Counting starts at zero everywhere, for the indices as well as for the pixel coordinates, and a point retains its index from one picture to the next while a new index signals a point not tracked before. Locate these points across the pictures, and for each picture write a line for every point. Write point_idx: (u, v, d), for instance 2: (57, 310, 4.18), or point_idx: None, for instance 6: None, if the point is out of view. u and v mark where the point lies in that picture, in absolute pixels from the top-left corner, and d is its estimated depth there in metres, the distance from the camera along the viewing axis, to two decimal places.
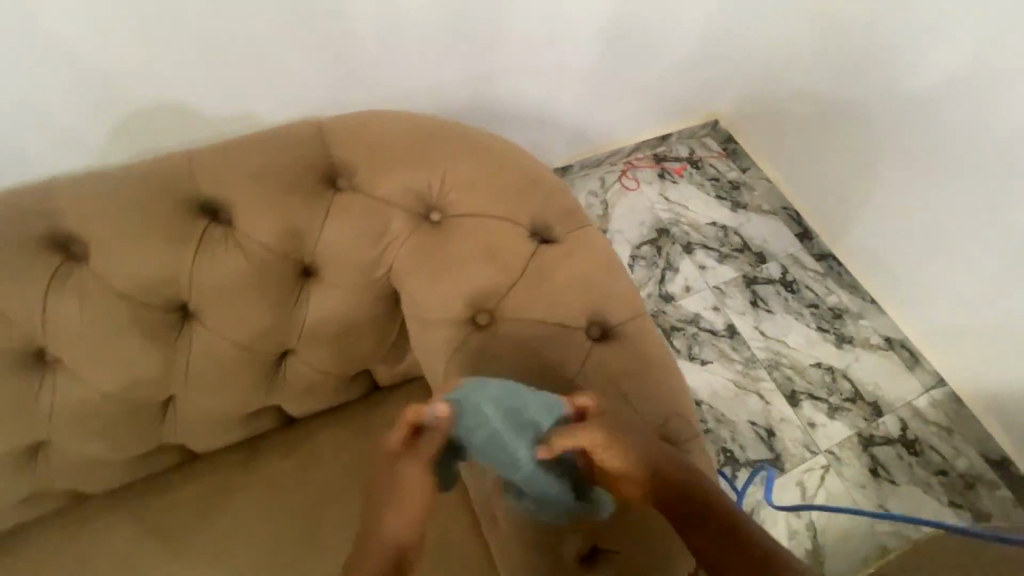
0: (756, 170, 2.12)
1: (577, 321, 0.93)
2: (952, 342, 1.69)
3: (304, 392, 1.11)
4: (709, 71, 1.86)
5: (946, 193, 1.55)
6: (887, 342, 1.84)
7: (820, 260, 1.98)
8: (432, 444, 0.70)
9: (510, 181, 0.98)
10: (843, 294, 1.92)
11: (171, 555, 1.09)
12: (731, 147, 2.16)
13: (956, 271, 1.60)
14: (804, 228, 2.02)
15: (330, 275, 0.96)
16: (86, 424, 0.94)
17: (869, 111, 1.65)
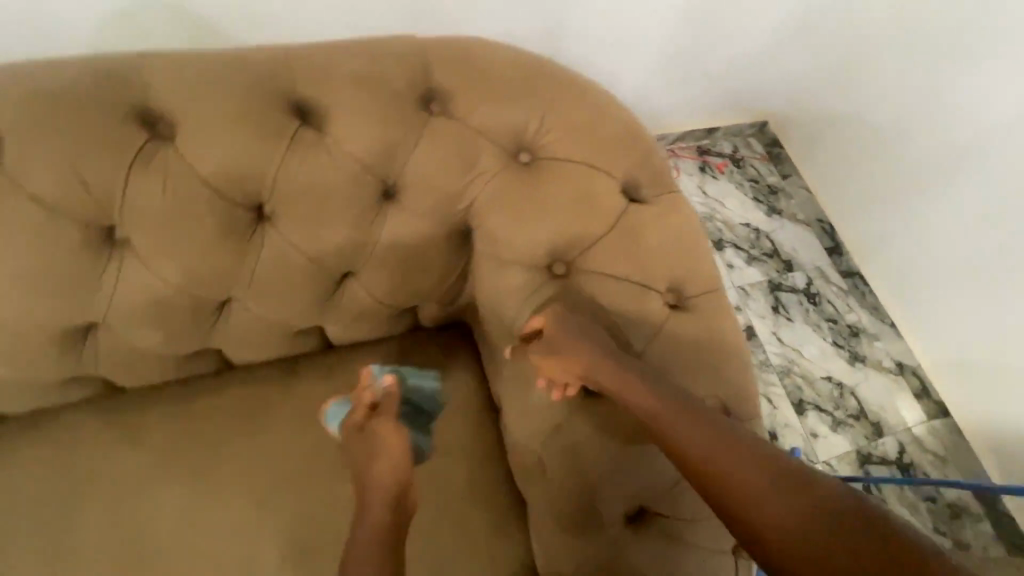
0: (797, 178, 2.01)
1: (657, 284, 0.91)
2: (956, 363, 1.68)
3: (355, 317, 1.09)
4: (778, 69, 1.70)
5: (948, 209, 1.59)
6: (898, 367, 1.81)
7: (846, 277, 1.92)
8: (388, 412, 0.88)
9: (606, 132, 0.95)
10: (863, 314, 1.88)
11: (206, 459, 1.11)
12: (775, 151, 2.03)
13: (953, 297, 1.63)
14: (836, 243, 1.94)
15: (410, 201, 0.94)
16: (144, 314, 0.92)
17: (885, 136, 1.68)
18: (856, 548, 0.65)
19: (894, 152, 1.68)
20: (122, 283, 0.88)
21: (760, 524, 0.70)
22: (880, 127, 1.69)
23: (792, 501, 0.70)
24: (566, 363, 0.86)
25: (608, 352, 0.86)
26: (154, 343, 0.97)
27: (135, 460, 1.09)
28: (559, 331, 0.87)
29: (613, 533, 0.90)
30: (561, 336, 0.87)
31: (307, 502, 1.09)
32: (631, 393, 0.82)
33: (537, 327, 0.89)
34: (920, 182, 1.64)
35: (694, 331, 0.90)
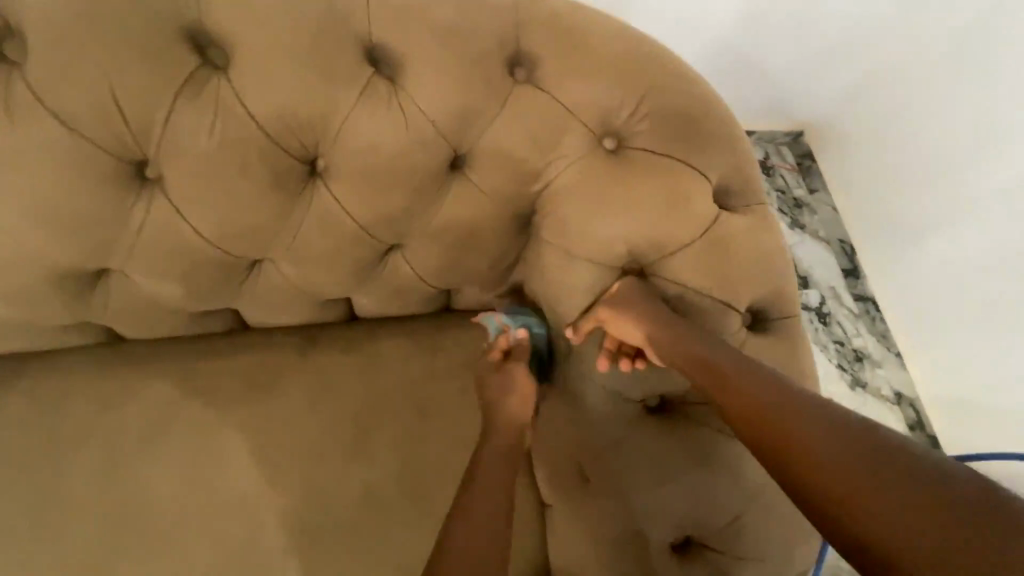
0: (826, 195, 1.66)
1: (738, 303, 0.85)
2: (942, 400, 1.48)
3: (391, 292, 0.99)
4: (836, 80, 1.50)
5: (928, 220, 1.41)
6: (896, 397, 1.53)
7: (857, 301, 1.61)
8: (522, 359, 0.91)
9: (706, 128, 0.85)
10: (869, 339, 1.58)
11: (211, 424, 1.01)
12: (806, 164, 1.68)
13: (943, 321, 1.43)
14: (854, 266, 1.63)
15: (480, 176, 0.85)
16: (168, 264, 0.82)
17: (907, 125, 1.40)
18: (944, 516, 0.58)
19: (870, 165, 1.53)
20: (148, 227, 0.78)
21: (867, 506, 0.61)
22: (857, 137, 1.54)
23: (872, 464, 0.64)
24: (629, 325, 0.83)
25: (672, 317, 0.83)
26: (171, 294, 0.87)
27: (135, 416, 1.01)
28: (627, 294, 0.84)
29: (658, 561, 0.85)
30: (627, 300, 0.84)
31: (316, 483, 0.99)
32: (693, 352, 0.80)
33: (608, 292, 0.86)
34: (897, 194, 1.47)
35: (769, 357, 0.85)
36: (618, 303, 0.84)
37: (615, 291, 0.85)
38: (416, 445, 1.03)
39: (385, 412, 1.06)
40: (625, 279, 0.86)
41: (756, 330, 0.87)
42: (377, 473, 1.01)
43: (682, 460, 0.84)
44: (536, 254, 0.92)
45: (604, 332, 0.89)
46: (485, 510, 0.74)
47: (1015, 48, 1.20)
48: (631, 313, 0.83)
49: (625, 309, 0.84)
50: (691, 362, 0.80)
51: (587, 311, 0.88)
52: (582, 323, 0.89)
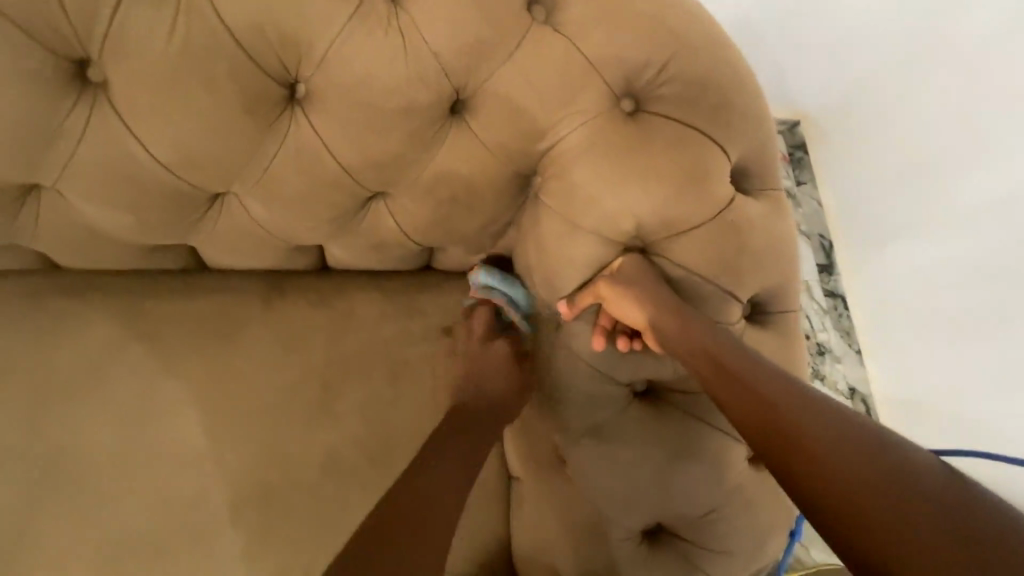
0: (811, 190, 1.49)
1: (742, 294, 0.80)
2: (888, 408, 1.33)
3: (370, 246, 0.89)
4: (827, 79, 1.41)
5: (904, 221, 1.27)
6: (848, 393, 1.36)
7: (826, 295, 1.42)
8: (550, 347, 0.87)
9: (732, 99, 0.78)
10: (832, 334, 1.39)
11: (158, 370, 0.93)
12: (795, 155, 1.51)
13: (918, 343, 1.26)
14: (830, 262, 1.44)
15: (481, 125, 0.76)
16: (114, 187, 0.71)
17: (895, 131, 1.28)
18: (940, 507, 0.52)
19: (853, 165, 1.40)
20: (90, 141, 0.67)
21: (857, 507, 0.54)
22: (844, 136, 1.42)
23: (866, 455, 0.58)
24: (631, 305, 0.77)
25: (675, 301, 0.78)
26: (117, 224, 0.76)
27: (74, 354, 0.92)
28: (632, 272, 0.78)
29: (628, 549, 0.83)
30: (632, 280, 0.78)
31: (272, 442, 0.93)
32: (690, 334, 0.75)
33: (610, 269, 0.80)
34: (877, 193, 1.33)
35: (768, 352, 0.81)
36: (621, 280, 0.78)
37: (619, 268, 0.79)
38: (385, 412, 0.97)
39: (354, 372, 0.98)
40: (629, 256, 0.79)
41: (754, 321, 0.83)
42: (339, 437, 0.95)
43: (665, 451, 0.81)
44: (534, 220, 0.84)
45: (602, 308, 0.83)
46: (437, 494, 0.77)
47: (997, 50, 1.10)
48: (635, 292, 0.77)
49: (627, 287, 0.78)
50: (687, 345, 0.75)
51: (586, 285, 0.82)
52: (580, 298, 0.82)
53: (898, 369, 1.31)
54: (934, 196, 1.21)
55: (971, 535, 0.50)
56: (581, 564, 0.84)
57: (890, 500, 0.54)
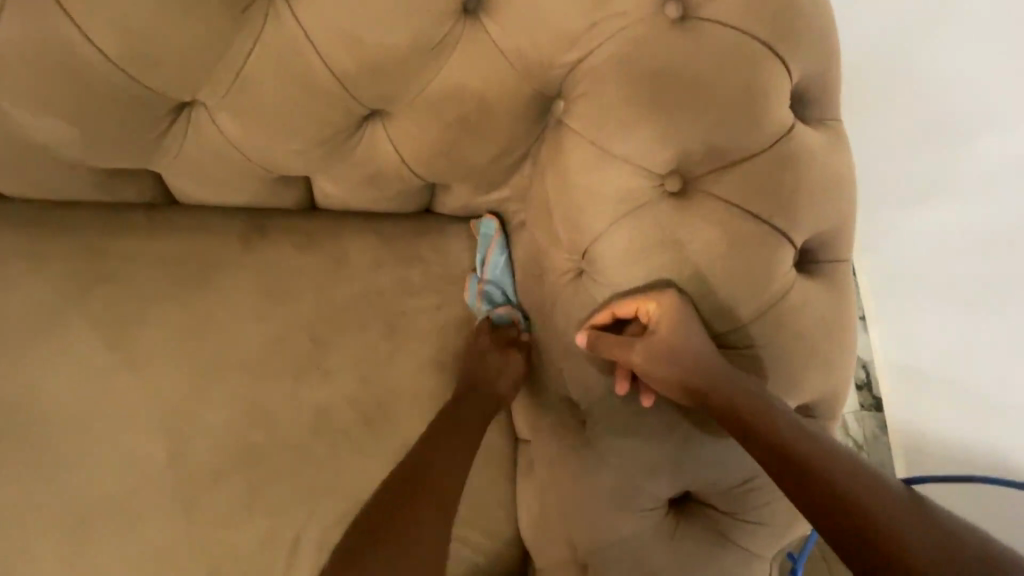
0: None
1: (795, 239, 0.69)
2: (891, 379, 1.12)
3: (364, 179, 0.77)
4: (895, 28, 0.96)
5: (916, 165, 1.02)
6: None
7: None
8: (564, 301, 0.77)
9: (795, 6, 0.66)
10: None
11: (122, 317, 0.82)
12: None
13: (929, 362, 1.06)
14: None
15: (499, 27, 0.64)
16: (54, 89, 0.59)
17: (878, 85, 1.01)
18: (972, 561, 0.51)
19: (868, 88, 1.02)
20: (16, 25, 0.54)
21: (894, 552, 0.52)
22: (870, 56, 1.00)
23: (894, 499, 0.56)
24: (660, 326, 0.69)
25: (698, 328, 0.69)
26: (62, 139, 0.64)
27: (27, 300, 0.81)
28: (664, 313, 0.69)
29: (653, 520, 0.76)
30: (665, 323, 0.69)
31: (255, 400, 0.83)
32: (720, 383, 0.67)
33: (644, 308, 0.70)
34: (890, 131, 1.03)
35: (822, 307, 0.71)
36: (655, 322, 0.69)
37: (653, 305, 0.69)
38: (382, 367, 0.88)
39: (346, 324, 0.88)
40: (666, 294, 0.69)
41: (804, 272, 0.73)
42: (332, 394, 0.85)
43: (691, 422, 0.73)
44: (556, 149, 0.72)
45: (618, 309, 0.72)
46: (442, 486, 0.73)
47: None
48: (666, 337, 0.68)
49: (657, 328, 0.69)
50: (710, 396, 0.67)
51: (609, 309, 0.73)
52: (598, 314, 0.74)
53: (902, 336, 1.10)
54: (959, 136, 0.96)
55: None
56: (602, 535, 0.76)
57: (892, 519, 0.55)
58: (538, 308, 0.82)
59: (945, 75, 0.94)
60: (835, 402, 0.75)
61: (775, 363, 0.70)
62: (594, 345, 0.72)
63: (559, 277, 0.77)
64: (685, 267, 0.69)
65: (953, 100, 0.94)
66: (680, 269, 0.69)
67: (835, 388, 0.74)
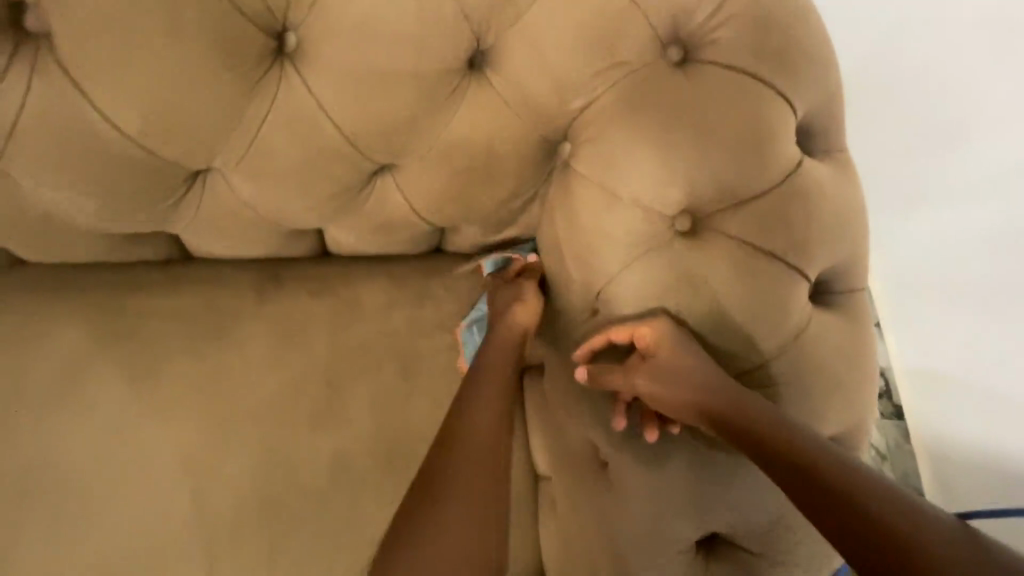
0: None
1: (809, 273, 0.69)
2: (908, 381, 1.11)
3: (377, 228, 0.78)
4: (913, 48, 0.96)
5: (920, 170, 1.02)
6: None
7: None
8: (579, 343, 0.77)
9: (797, 45, 0.67)
10: None
11: (143, 373, 0.83)
12: None
13: (961, 389, 1.01)
14: None
15: (505, 81, 0.65)
16: (71, 165, 0.58)
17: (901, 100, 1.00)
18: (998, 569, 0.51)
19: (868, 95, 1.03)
20: (35, 108, 0.54)
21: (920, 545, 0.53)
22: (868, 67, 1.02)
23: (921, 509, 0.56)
24: (661, 354, 0.69)
25: (696, 352, 0.69)
26: (78, 211, 0.64)
27: (45, 362, 0.81)
28: (656, 341, 0.69)
29: (683, 563, 0.75)
30: (660, 351, 0.69)
31: (274, 449, 0.84)
32: (719, 404, 0.67)
33: (638, 335, 0.70)
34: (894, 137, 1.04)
35: (840, 339, 0.70)
36: (651, 348, 0.70)
37: (648, 331, 0.70)
38: (400, 409, 0.88)
39: (363, 368, 0.89)
40: (658, 321, 0.70)
41: (819, 303, 0.72)
42: (350, 440, 0.85)
43: (710, 469, 0.72)
44: (565, 192, 0.73)
45: (609, 334, 0.73)
46: (467, 493, 0.64)
47: None
48: (664, 364, 0.69)
49: (655, 355, 0.69)
50: (713, 416, 0.67)
51: (606, 335, 0.73)
52: (596, 340, 0.74)
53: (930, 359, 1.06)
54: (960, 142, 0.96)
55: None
56: None
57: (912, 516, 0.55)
58: (553, 349, 0.82)
59: (946, 78, 0.94)
60: (860, 432, 0.74)
61: (796, 402, 0.70)
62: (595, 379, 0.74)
63: (574, 320, 0.77)
64: (700, 306, 0.69)
65: (951, 108, 0.95)
66: (694, 307, 0.69)
67: (858, 419, 0.73)
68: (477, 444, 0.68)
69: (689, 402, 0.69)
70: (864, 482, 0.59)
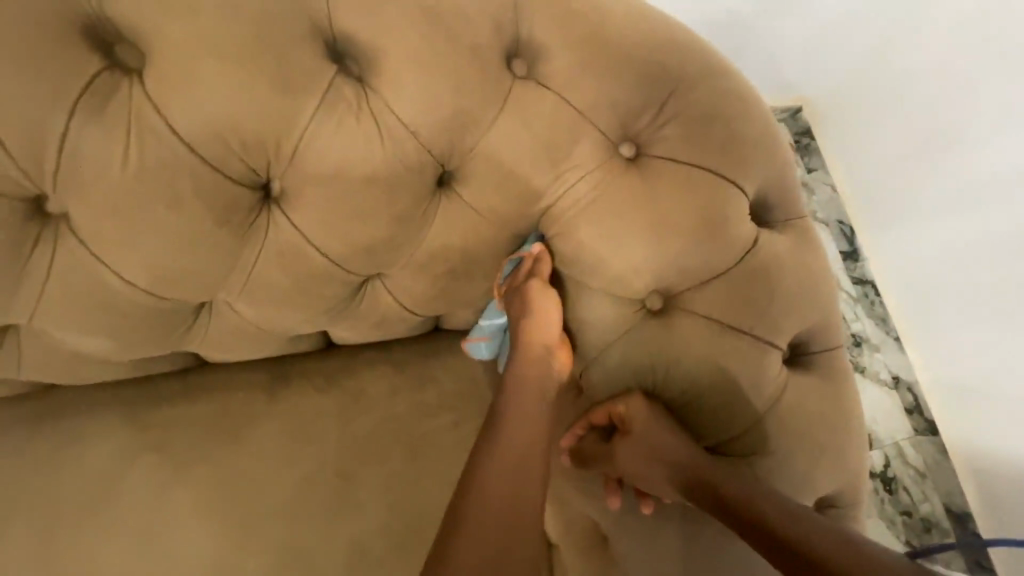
0: (823, 175, 1.49)
1: (780, 340, 0.72)
2: (938, 385, 1.32)
3: (373, 328, 0.84)
4: (909, 81, 1.25)
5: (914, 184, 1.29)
6: (893, 381, 1.36)
7: (856, 284, 1.44)
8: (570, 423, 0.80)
9: (742, 133, 0.72)
10: (867, 322, 1.41)
11: (168, 483, 0.88)
12: (801, 143, 1.50)
13: (965, 382, 1.25)
14: (854, 249, 1.45)
15: (474, 195, 0.71)
16: (95, 316, 0.65)
17: (876, 126, 1.35)
18: None
19: (830, 116, 1.45)
20: (61, 276, 0.61)
21: None
22: (822, 107, 1.46)
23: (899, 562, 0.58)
24: (639, 430, 0.71)
25: (676, 425, 0.72)
26: (103, 350, 0.70)
27: (79, 480, 0.86)
28: (633, 417, 0.72)
29: None
30: (636, 426, 0.72)
31: (295, 546, 0.87)
32: (704, 475, 0.69)
33: (615, 412, 0.74)
34: (876, 149, 1.37)
35: (821, 399, 0.73)
36: (626, 424, 0.73)
37: (621, 410, 0.73)
38: (409, 492, 0.92)
39: (371, 454, 0.93)
40: (633, 397, 0.73)
41: (797, 365, 0.75)
42: (365, 529, 0.89)
43: (701, 542, 0.73)
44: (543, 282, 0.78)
45: (590, 415, 0.77)
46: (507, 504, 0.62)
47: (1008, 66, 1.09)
48: (641, 438, 0.71)
49: (632, 431, 0.72)
50: (694, 489, 0.69)
51: (587, 418, 0.77)
52: (578, 424, 0.77)
53: (941, 357, 1.30)
54: (951, 149, 1.21)
55: None
56: None
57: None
58: None
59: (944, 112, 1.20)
60: (854, 491, 0.75)
61: (779, 465, 0.72)
62: (581, 459, 0.78)
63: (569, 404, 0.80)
64: (678, 382, 0.72)
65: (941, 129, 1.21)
66: (672, 383, 0.72)
67: (850, 478, 0.74)
68: (513, 453, 0.66)
69: (670, 476, 0.71)
70: (844, 550, 0.59)
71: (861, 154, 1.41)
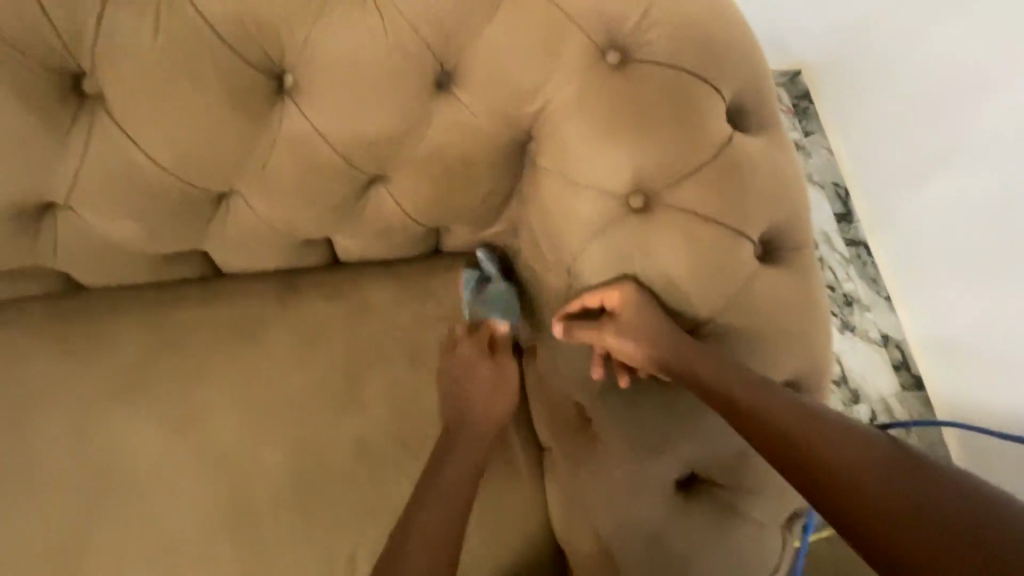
0: (821, 139, 1.55)
1: (751, 233, 0.78)
2: (921, 347, 1.42)
3: (376, 233, 0.90)
4: (903, 61, 1.30)
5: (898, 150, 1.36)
6: (883, 340, 1.46)
7: (849, 246, 1.51)
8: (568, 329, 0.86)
9: (720, 40, 0.77)
10: (860, 284, 1.49)
11: (189, 376, 0.95)
12: (801, 106, 1.56)
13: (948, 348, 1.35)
14: (848, 212, 1.51)
15: (470, 95, 0.75)
16: (126, 195, 0.72)
17: (873, 99, 1.40)
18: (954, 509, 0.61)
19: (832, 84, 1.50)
20: (95, 151, 0.68)
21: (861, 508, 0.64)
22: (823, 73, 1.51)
23: (878, 461, 0.67)
24: (631, 315, 0.79)
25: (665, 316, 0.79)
26: (130, 235, 0.77)
27: (107, 370, 0.94)
28: (624, 303, 0.79)
29: (667, 503, 0.84)
30: (626, 311, 0.79)
31: (307, 437, 0.95)
32: (691, 364, 0.76)
33: (608, 297, 0.81)
34: (872, 120, 1.42)
35: (787, 289, 0.79)
36: (618, 309, 0.80)
37: (614, 295, 0.80)
38: (411, 394, 0.98)
39: (376, 358, 1.00)
40: (624, 284, 0.80)
41: (768, 261, 0.81)
42: (370, 424, 0.96)
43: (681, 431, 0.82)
44: (535, 185, 0.83)
45: (585, 299, 0.83)
46: (436, 518, 0.75)
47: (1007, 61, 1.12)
48: (631, 320, 0.79)
49: (621, 315, 0.80)
50: (677, 366, 0.77)
51: (580, 300, 0.83)
52: (572, 305, 0.84)
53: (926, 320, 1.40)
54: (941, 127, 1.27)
55: (964, 531, 0.59)
56: (622, 524, 0.83)
57: (859, 475, 0.66)
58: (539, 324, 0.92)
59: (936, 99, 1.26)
60: (814, 376, 0.83)
61: (747, 344, 0.79)
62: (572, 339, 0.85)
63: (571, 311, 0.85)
64: (656, 272, 0.78)
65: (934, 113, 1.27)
66: (652, 272, 0.79)
67: (811, 363, 0.81)
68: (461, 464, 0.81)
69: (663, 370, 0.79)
70: (822, 446, 0.69)
71: (859, 123, 1.46)
